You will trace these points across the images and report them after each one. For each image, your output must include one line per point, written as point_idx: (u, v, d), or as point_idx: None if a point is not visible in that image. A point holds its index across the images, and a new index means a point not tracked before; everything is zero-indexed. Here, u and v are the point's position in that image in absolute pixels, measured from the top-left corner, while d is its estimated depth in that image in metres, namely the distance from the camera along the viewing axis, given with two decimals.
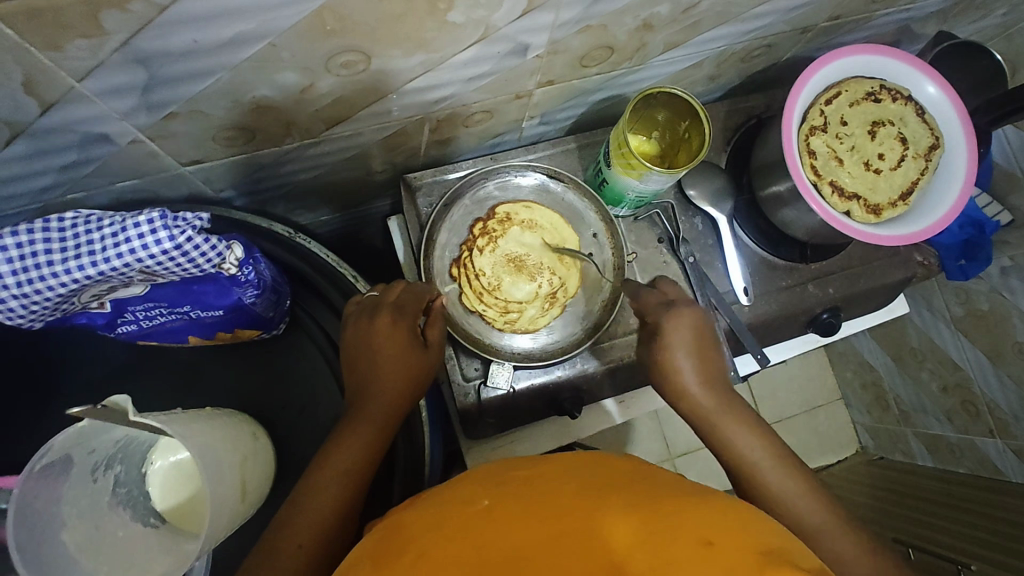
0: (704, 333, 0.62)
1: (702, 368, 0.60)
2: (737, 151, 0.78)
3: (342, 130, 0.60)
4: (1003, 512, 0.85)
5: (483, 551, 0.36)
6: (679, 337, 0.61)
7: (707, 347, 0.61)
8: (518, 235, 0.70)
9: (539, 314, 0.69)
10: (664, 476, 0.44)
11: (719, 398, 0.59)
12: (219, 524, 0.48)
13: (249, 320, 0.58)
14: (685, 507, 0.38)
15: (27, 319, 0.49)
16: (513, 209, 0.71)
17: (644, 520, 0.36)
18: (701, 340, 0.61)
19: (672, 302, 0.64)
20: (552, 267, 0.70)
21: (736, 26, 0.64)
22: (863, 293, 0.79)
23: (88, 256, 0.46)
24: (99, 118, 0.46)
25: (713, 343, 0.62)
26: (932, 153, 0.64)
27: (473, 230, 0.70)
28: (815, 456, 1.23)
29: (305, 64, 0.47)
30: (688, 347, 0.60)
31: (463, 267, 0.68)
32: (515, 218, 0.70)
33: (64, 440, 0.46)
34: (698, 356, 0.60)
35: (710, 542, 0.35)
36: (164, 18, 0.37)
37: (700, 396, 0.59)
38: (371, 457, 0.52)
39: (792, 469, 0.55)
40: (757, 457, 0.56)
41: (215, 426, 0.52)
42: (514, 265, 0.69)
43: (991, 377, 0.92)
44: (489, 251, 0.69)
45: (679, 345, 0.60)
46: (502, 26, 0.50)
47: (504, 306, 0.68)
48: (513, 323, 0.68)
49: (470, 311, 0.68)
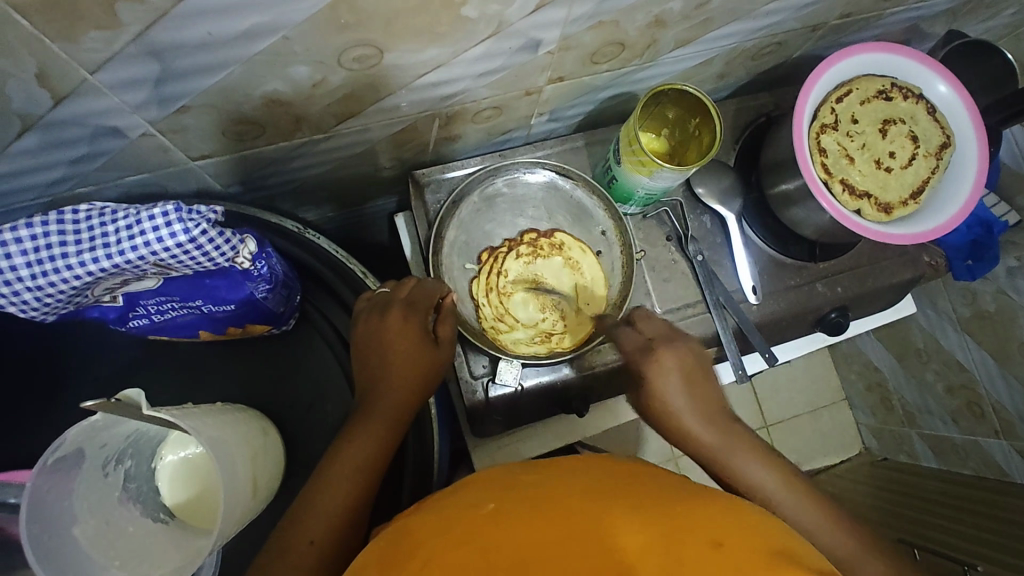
0: (693, 365, 0.60)
1: (699, 403, 0.58)
2: (746, 149, 0.78)
3: (352, 125, 0.60)
4: (1006, 513, 0.85)
5: (494, 554, 0.36)
6: (666, 377, 0.59)
7: (698, 380, 0.59)
8: (557, 267, 0.71)
9: (527, 343, 0.68)
10: (671, 477, 0.43)
11: (723, 433, 0.56)
12: (232, 519, 0.48)
13: (260, 315, 0.58)
14: (693, 508, 0.38)
15: (40, 312, 0.49)
16: (570, 242, 0.71)
17: (654, 522, 0.36)
18: (692, 378, 0.59)
19: (650, 345, 0.61)
20: (565, 310, 0.70)
21: (747, 23, 0.64)
22: (872, 291, 0.79)
23: (102, 248, 0.46)
24: (112, 111, 0.46)
25: (704, 374, 0.60)
26: (943, 152, 0.64)
27: (524, 236, 0.71)
28: (819, 456, 1.23)
29: (318, 58, 0.47)
30: (680, 383, 0.58)
31: (492, 253, 0.70)
32: (566, 251, 0.71)
33: (77, 433, 0.46)
34: (692, 392, 0.58)
35: (720, 543, 0.35)
36: (179, 10, 0.37)
37: (703, 433, 0.56)
38: (380, 457, 0.52)
39: (807, 497, 0.53)
40: (773, 490, 0.53)
41: (227, 421, 0.52)
42: (535, 288, 0.70)
43: (997, 378, 0.92)
44: (524, 262, 0.70)
45: (669, 382, 0.58)
46: (515, 21, 0.49)
47: (502, 313, 0.69)
48: (497, 334, 0.68)
49: (471, 297, 0.69)
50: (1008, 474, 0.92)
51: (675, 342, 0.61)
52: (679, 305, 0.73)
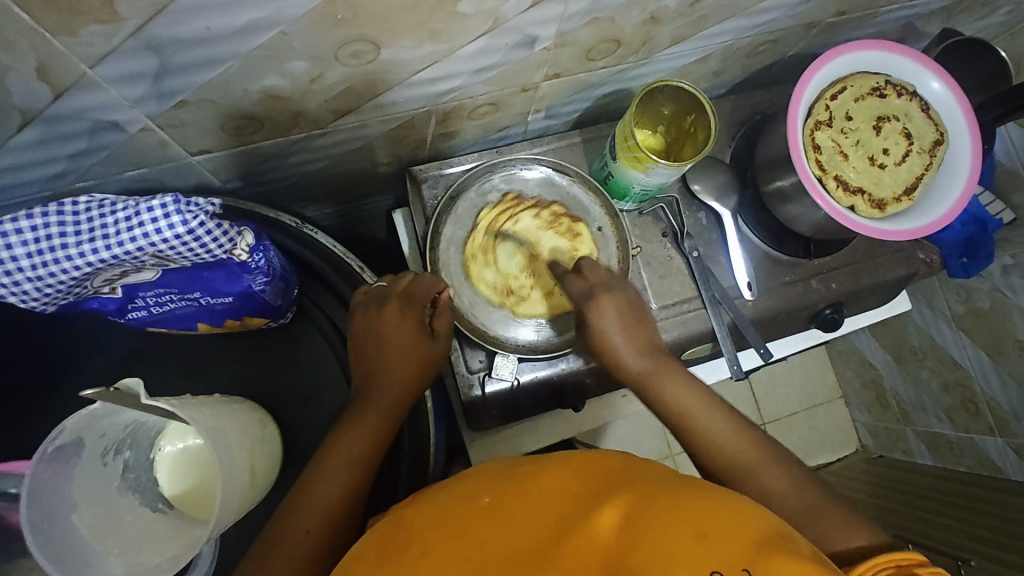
0: (630, 308, 0.64)
1: (634, 339, 0.61)
2: (742, 146, 0.78)
3: (349, 121, 0.61)
4: (1001, 509, 0.85)
5: (485, 548, 0.36)
6: (605, 314, 0.62)
7: (636, 320, 0.63)
8: (561, 248, 0.71)
9: (488, 291, 0.69)
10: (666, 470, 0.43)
11: (652, 362, 0.60)
12: (230, 508, 0.49)
13: (257, 308, 0.58)
14: (684, 497, 0.38)
15: (41, 302, 0.49)
16: (585, 243, 0.71)
17: (642, 513, 0.36)
18: (628, 318, 0.63)
19: (593, 289, 0.64)
20: (534, 290, 0.70)
21: (742, 21, 0.65)
22: (867, 288, 0.79)
23: (101, 239, 0.46)
24: (111, 105, 0.46)
25: (641, 316, 0.64)
26: (936, 149, 0.65)
27: (551, 206, 0.72)
28: (815, 454, 1.23)
29: (316, 53, 0.47)
30: (616, 322, 0.62)
31: (517, 196, 0.72)
32: (578, 244, 0.71)
33: (76, 422, 0.47)
34: (628, 330, 0.62)
35: (708, 533, 0.35)
36: (177, 5, 0.38)
37: (633, 362, 0.60)
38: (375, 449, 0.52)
39: (726, 416, 0.55)
40: (692, 409, 0.56)
41: (225, 412, 0.52)
42: (533, 253, 0.70)
43: (991, 375, 0.93)
44: (538, 224, 0.71)
45: (605, 319, 0.62)
46: (511, 17, 0.50)
47: (489, 248, 0.70)
48: (470, 263, 0.69)
49: (473, 215, 0.71)
50: (1004, 471, 0.93)
51: (614, 287, 0.65)
52: (675, 301, 0.74)
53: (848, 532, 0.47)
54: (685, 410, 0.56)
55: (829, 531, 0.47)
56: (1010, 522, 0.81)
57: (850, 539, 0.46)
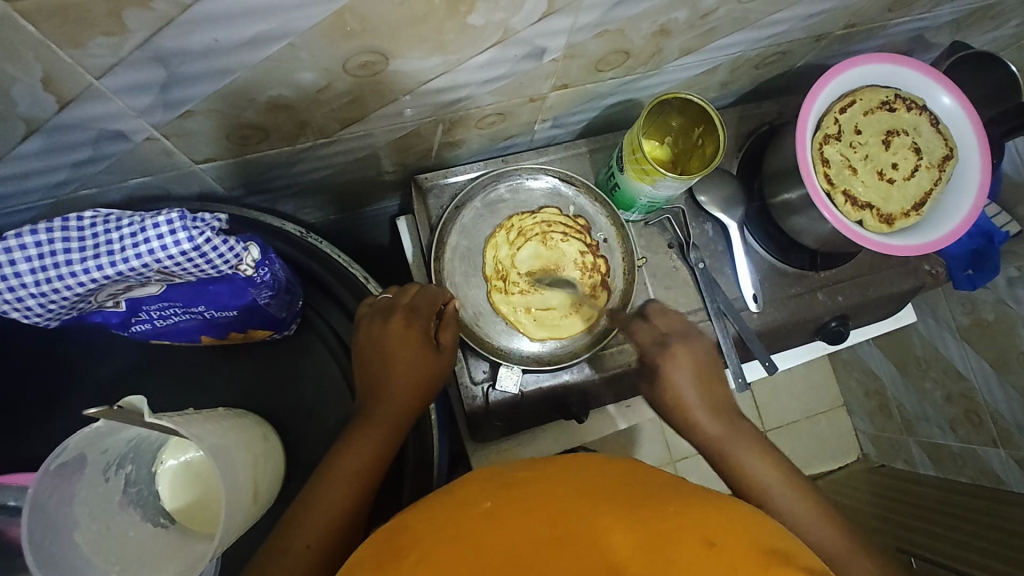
0: (706, 362, 0.62)
1: (707, 397, 0.60)
2: (749, 157, 0.78)
3: (356, 130, 0.60)
4: (1003, 522, 0.85)
5: (486, 552, 0.36)
6: (679, 371, 0.61)
7: (710, 377, 0.61)
8: (569, 291, 0.70)
9: (489, 266, 0.69)
10: (667, 479, 0.43)
11: (730, 429, 0.58)
12: (233, 525, 0.48)
13: (262, 320, 0.57)
14: (690, 511, 0.38)
15: (44, 317, 0.49)
16: (586, 312, 0.70)
17: (642, 521, 0.36)
18: (701, 382, 0.60)
19: (665, 337, 0.63)
20: (515, 303, 0.69)
21: (752, 33, 0.64)
22: (873, 300, 0.79)
23: (106, 255, 0.46)
24: (115, 115, 0.46)
25: (716, 372, 0.62)
26: (945, 164, 0.64)
27: (595, 260, 0.71)
28: (817, 463, 1.23)
29: (323, 65, 0.47)
30: (692, 378, 0.60)
31: (580, 216, 0.72)
32: (580, 305, 0.70)
33: (79, 439, 0.46)
34: (703, 388, 0.60)
35: (712, 544, 0.35)
36: (186, 17, 0.37)
37: (710, 428, 0.58)
38: (382, 455, 0.52)
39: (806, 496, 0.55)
40: (777, 488, 0.55)
41: (227, 427, 0.52)
42: (549, 271, 0.70)
43: (995, 388, 0.92)
44: (575, 257, 0.70)
45: (682, 376, 0.60)
46: (521, 29, 0.49)
47: (526, 237, 0.70)
48: (501, 230, 0.70)
49: (544, 207, 0.72)
50: (1005, 483, 0.93)
51: (689, 336, 0.63)
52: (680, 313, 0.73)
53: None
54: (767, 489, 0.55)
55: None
56: (1009, 532, 0.82)
57: None
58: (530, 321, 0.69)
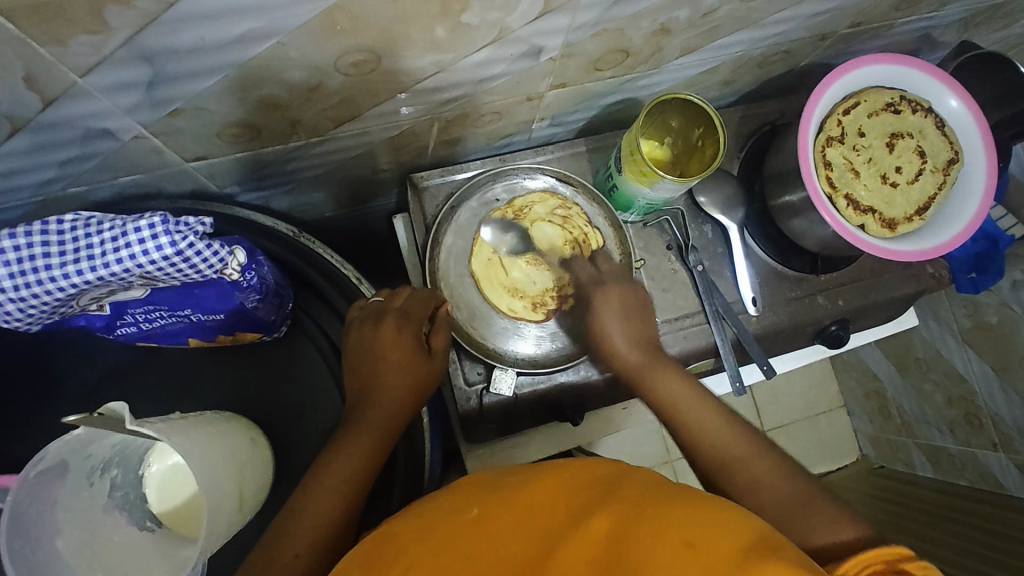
0: (635, 302, 0.65)
1: (631, 331, 0.63)
2: (749, 159, 0.77)
3: (350, 129, 0.59)
4: (1005, 528, 0.83)
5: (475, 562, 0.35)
6: (610, 308, 0.64)
7: (636, 313, 0.64)
8: (527, 275, 0.69)
9: (524, 198, 0.71)
10: (652, 479, 0.42)
11: (645, 356, 0.61)
12: (217, 533, 0.48)
13: (249, 324, 0.57)
14: (673, 509, 0.37)
15: (24, 322, 0.48)
16: (515, 305, 0.68)
17: (629, 525, 0.36)
18: (634, 301, 0.65)
19: (602, 278, 0.67)
20: (500, 238, 0.69)
21: (754, 32, 0.63)
22: (874, 305, 0.78)
23: (86, 260, 0.45)
24: (102, 113, 0.45)
25: (644, 311, 0.65)
26: (950, 168, 0.63)
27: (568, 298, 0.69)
28: (815, 463, 1.22)
29: (314, 63, 0.46)
30: (618, 312, 0.64)
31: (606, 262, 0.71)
32: (523, 294, 0.68)
33: (60, 446, 0.46)
34: (627, 323, 0.63)
35: (693, 544, 0.34)
36: (170, 15, 0.36)
37: (628, 354, 0.62)
38: (376, 448, 0.52)
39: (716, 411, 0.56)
40: (684, 404, 0.57)
41: (213, 433, 0.51)
42: (534, 255, 0.69)
43: (997, 392, 0.91)
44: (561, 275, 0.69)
45: (610, 311, 0.64)
46: (516, 28, 0.48)
47: (560, 220, 0.71)
48: (557, 202, 0.71)
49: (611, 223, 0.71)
50: (1004, 487, 0.93)
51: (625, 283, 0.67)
52: (679, 316, 0.72)
53: (835, 526, 0.46)
54: (677, 404, 0.57)
55: (812, 524, 0.47)
56: (1000, 531, 0.83)
57: (836, 532, 0.46)
58: (486, 272, 0.68)
